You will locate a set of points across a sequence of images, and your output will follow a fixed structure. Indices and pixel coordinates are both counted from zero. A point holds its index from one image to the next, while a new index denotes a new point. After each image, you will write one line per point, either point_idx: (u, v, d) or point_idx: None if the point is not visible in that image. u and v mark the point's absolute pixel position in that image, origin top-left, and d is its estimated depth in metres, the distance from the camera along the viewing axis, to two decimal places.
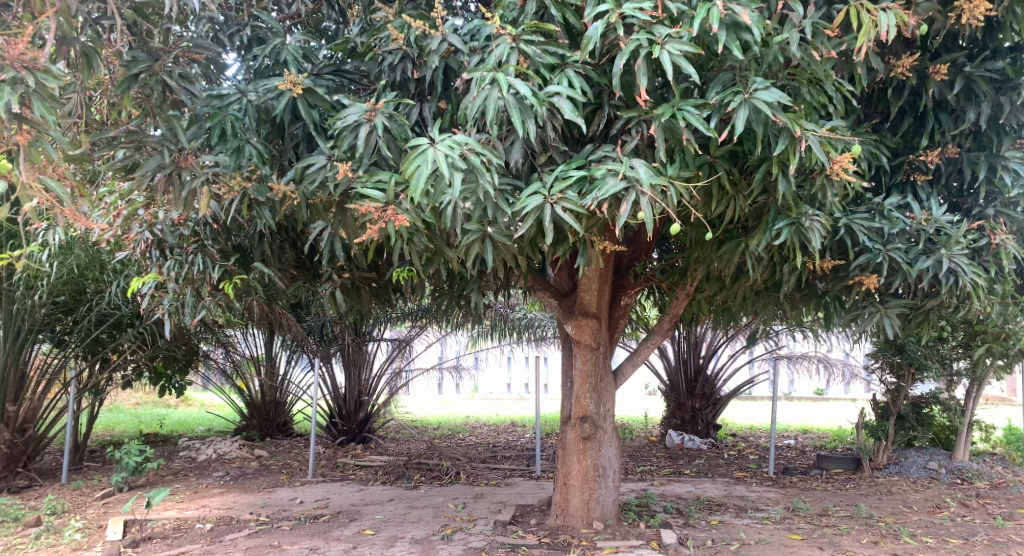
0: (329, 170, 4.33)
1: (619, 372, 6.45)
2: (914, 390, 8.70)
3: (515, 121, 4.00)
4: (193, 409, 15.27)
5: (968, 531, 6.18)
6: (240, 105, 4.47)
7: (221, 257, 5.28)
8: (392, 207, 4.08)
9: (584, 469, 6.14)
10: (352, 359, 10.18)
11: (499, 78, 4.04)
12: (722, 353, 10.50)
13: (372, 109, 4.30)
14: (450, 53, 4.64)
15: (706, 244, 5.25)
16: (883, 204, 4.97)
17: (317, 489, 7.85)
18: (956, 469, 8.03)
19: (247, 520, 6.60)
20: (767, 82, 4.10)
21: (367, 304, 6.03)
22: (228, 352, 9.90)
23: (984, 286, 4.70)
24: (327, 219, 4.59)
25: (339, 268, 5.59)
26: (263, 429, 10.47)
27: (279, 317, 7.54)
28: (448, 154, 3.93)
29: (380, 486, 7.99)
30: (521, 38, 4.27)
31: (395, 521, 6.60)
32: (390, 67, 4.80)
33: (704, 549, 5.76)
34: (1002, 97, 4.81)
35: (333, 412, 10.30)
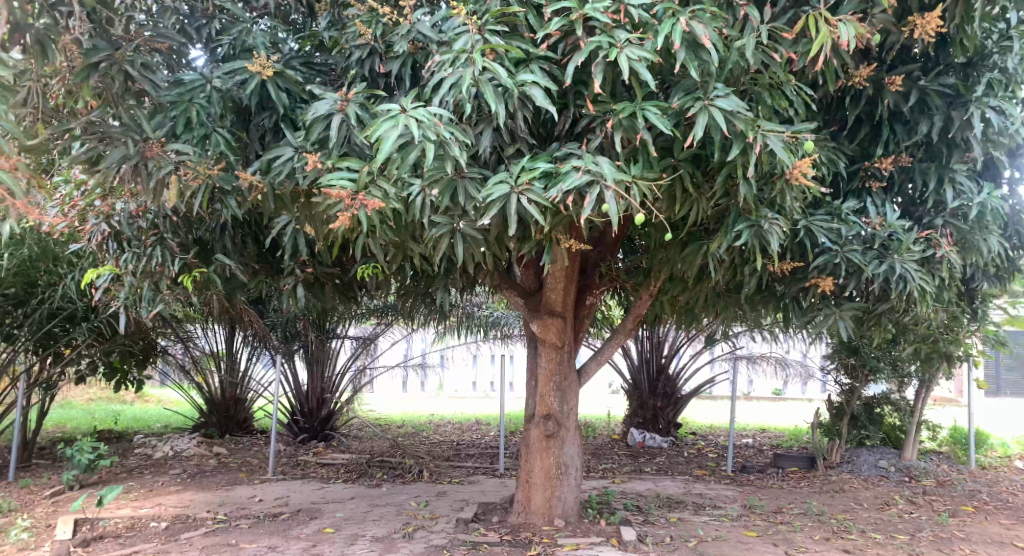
0: (297, 161, 4.41)
1: (584, 370, 6.55)
2: (866, 391, 8.90)
3: (488, 100, 4.10)
4: (149, 405, 15.09)
5: (914, 527, 6.36)
6: (206, 92, 4.52)
7: (180, 249, 5.19)
8: (363, 195, 4.06)
9: (547, 466, 6.21)
10: (316, 356, 10.14)
11: (475, 58, 4.13)
12: (684, 353, 10.63)
13: (344, 98, 4.37)
14: (416, 49, 4.69)
15: (670, 246, 5.38)
16: (842, 207, 5.13)
17: (277, 488, 7.81)
18: (905, 467, 8.25)
19: (205, 518, 6.58)
20: (727, 90, 4.25)
21: (331, 301, 6.06)
22: (188, 347, 9.77)
23: (932, 293, 4.86)
24: (294, 212, 4.63)
25: (302, 263, 5.56)
26: (222, 426, 10.42)
27: (241, 311, 7.52)
28: (422, 116, 3.98)
29: (341, 485, 7.98)
30: (485, 28, 4.34)
31: (356, 520, 6.61)
32: (359, 62, 4.88)
33: (663, 546, 5.87)
34: (954, 112, 4.97)
35: (295, 410, 10.27)
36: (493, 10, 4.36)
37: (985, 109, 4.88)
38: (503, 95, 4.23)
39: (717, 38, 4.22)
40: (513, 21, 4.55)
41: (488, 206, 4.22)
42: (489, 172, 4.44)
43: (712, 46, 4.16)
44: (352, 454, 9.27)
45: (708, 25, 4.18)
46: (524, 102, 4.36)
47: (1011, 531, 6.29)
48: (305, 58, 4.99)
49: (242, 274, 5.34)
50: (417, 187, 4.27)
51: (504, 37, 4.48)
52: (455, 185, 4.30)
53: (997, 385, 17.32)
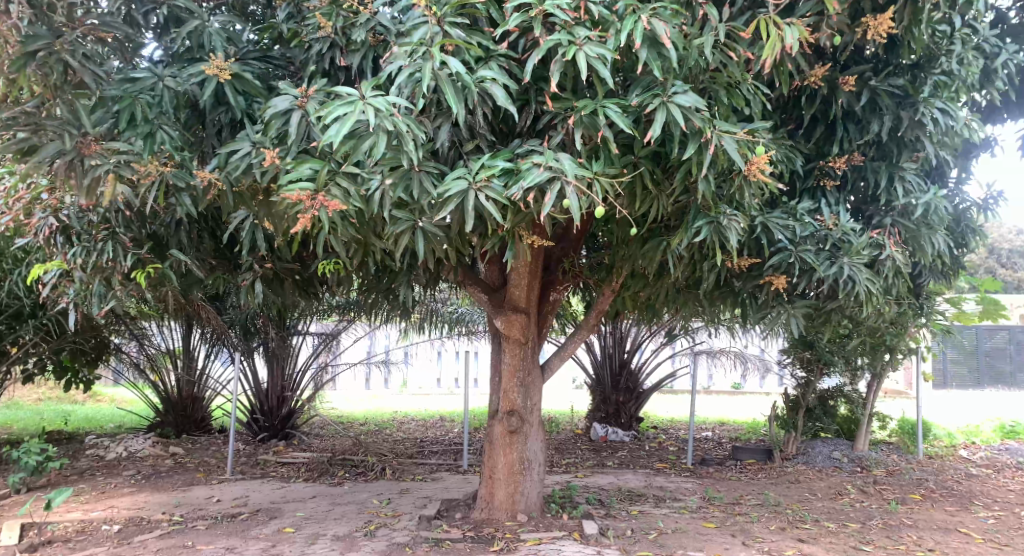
0: (254, 156, 4.37)
1: (547, 366, 6.62)
2: (821, 384, 8.99)
3: (444, 96, 4.15)
4: (102, 405, 14.86)
5: (865, 516, 6.53)
6: (156, 89, 4.45)
7: (134, 244, 5.12)
8: (322, 195, 4.08)
9: (510, 462, 6.26)
10: (277, 354, 10.04)
11: (434, 52, 4.15)
12: (645, 348, 10.76)
13: (304, 95, 4.37)
14: (377, 41, 4.73)
15: (631, 242, 5.45)
16: (797, 206, 5.25)
17: (236, 487, 7.76)
18: (857, 458, 8.45)
19: (160, 520, 6.53)
20: (686, 87, 4.31)
21: (291, 296, 6.04)
22: (143, 345, 9.80)
23: (882, 290, 5.00)
24: (253, 209, 4.61)
25: (261, 258, 5.55)
26: (179, 425, 10.29)
27: (199, 308, 7.46)
28: (381, 105, 4.03)
29: (302, 483, 7.96)
30: (446, 20, 4.38)
31: (316, 519, 6.61)
32: (319, 55, 4.87)
33: (624, 539, 5.96)
34: (903, 112, 5.11)
35: (254, 408, 10.22)
36: (453, 3, 4.39)
37: (933, 110, 5.06)
38: (462, 90, 4.25)
39: (677, 34, 4.28)
40: (474, 15, 4.57)
41: (445, 201, 4.26)
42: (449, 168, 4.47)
43: (672, 44, 4.23)
44: (313, 452, 9.24)
45: (668, 22, 4.25)
46: (485, 98, 4.41)
47: (956, 518, 6.49)
48: (263, 52, 4.97)
49: (198, 269, 5.28)
50: (377, 179, 4.26)
51: (465, 32, 4.49)
52: (411, 176, 4.30)
53: (945, 378, 17.79)
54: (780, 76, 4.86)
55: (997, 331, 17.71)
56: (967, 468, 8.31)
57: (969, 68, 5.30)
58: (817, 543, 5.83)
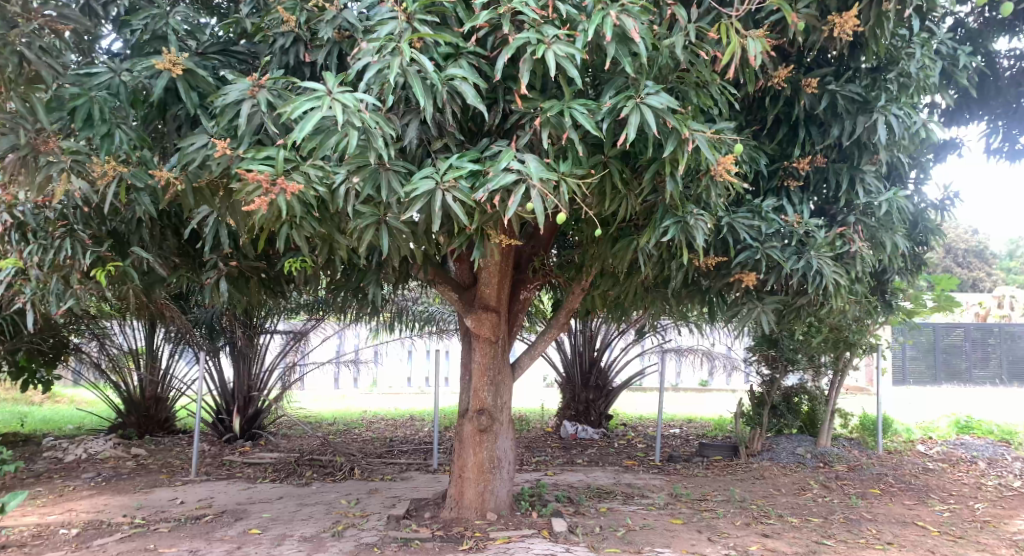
0: (209, 149, 4.34)
1: (517, 364, 6.64)
2: (785, 382, 9.19)
3: (413, 93, 4.14)
4: (61, 406, 14.65)
5: (827, 510, 6.64)
6: (111, 84, 4.42)
7: (93, 241, 5.03)
8: (281, 179, 4.02)
9: (479, 461, 6.27)
10: (242, 353, 9.98)
11: (403, 48, 4.15)
12: (615, 346, 10.85)
13: (256, 85, 4.34)
14: (342, 38, 4.70)
15: (600, 241, 5.47)
16: (762, 205, 5.32)
17: (200, 489, 7.71)
18: (820, 454, 8.58)
19: (120, 523, 6.46)
20: (656, 88, 4.36)
21: (257, 295, 6.01)
22: (104, 344, 9.65)
23: (845, 288, 5.08)
24: (214, 206, 4.56)
25: (225, 256, 5.52)
26: (142, 425, 10.18)
27: (161, 307, 7.44)
28: (347, 102, 4.02)
29: (268, 484, 7.92)
30: (415, 16, 4.36)
31: (283, 520, 6.58)
32: (282, 49, 4.83)
33: (592, 536, 6.00)
34: (864, 115, 5.20)
35: (220, 408, 10.13)
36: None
37: (888, 116, 5.13)
38: (430, 87, 4.26)
39: (644, 31, 4.32)
40: (442, 12, 4.59)
41: (412, 201, 4.26)
42: (414, 166, 4.46)
43: (640, 40, 4.25)
44: (280, 452, 9.17)
45: (636, 19, 4.27)
46: (453, 97, 4.39)
47: (913, 511, 6.63)
48: (225, 46, 4.94)
49: (161, 267, 5.21)
50: (342, 173, 4.25)
51: (433, 30, 4.49)
52: (379, 175, 4.33)
53: (904, 374, 18.11)
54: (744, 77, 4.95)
55: (953, 328, 18.09)
56: (924, 462, 8.48)
57: (928, 71, 5.41)
58: (780, 537, 5.92)
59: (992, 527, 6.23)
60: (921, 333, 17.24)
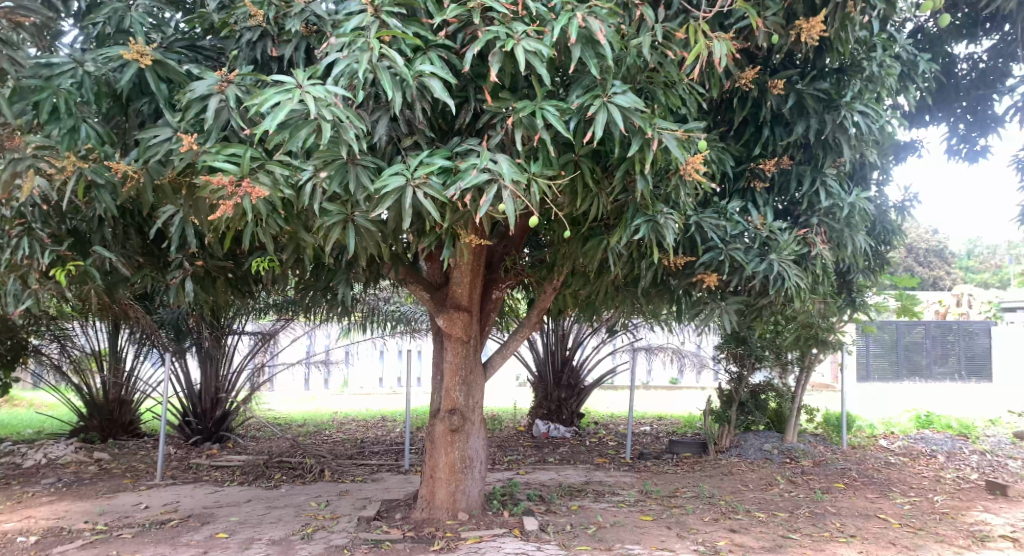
0: (173, 142, 4.32)
1: (489, 364, 6.66)
2: (753, 379, 9.30)
3: (384, 88, 4.15)
4: (21, 410, 14.42)
5: (793, 505, 6.75)
6: (76, 76, 4.41)
7: (52, 241, 4.95)
8: (246, 181, 4.05)
9: (451, 461, 6.28)
10: (209, 354, 9.89)
11: (372, 44, 4.16)
12: (587, 345, 10.91)
13: (224, 80, 4.36)
14: (310, 32, 4.70)
15: (571, 241, 5.51)
16: (727, 207, 5.40)
17: (166, 493, 7.64)
18: (786, 450, 8.71)
19: (82, 530, 6.39)
20: (623, 87, 4.41)
21: (223, 294, 5.96)
22: (65, 347, 9.43)
23: (808, 288, 5.18)
24: (177, 203, 4.50)
25: (191, 256, 5.46)
26: (105, 429, 10.03)
27: (125, 308, 7.41)
28: (319, 95, 4.01)
29: (236, 487, 7.87)
30: (382, 10, 4.36)
31: (251, 523, 6.55)
32: (249, 45, 4.81)
33: (563, 534, 6.05)
34: (828, 115, 5.28)
35: (187, 411, 10.03)
36: None
37: (854, 113, 5.23)
38: (400, 82, 4.26)
39: (612, 33, 4.36)
40: (413, 7, 4.60)
41: (382, 198, 4.24)
42: (384, 162, 4.45)
43: (606, 42, 4.29)
44: (248, 455, 9.10)
45: (603, 22, 4.32)
46: (423, 92, 4.39)
47: (875, 504, 6.76)
48: (191, 41, 4.94)
49: (123, 267, 5.14)
50: (309, 169, 4.25)
51: (402, 23, 4.49)
52: (348, 169, 4.30)
53: (868, 370, 18.36)
54: (711, 80, 5.02)
55: (914, 326, 18.43)
56: (886, 457, 8.64)
57: (889, 72, 5.51)
58: (747, 532, 6.00)
59: (950, 519, 6.37)
60: (883, 327, 17.54)
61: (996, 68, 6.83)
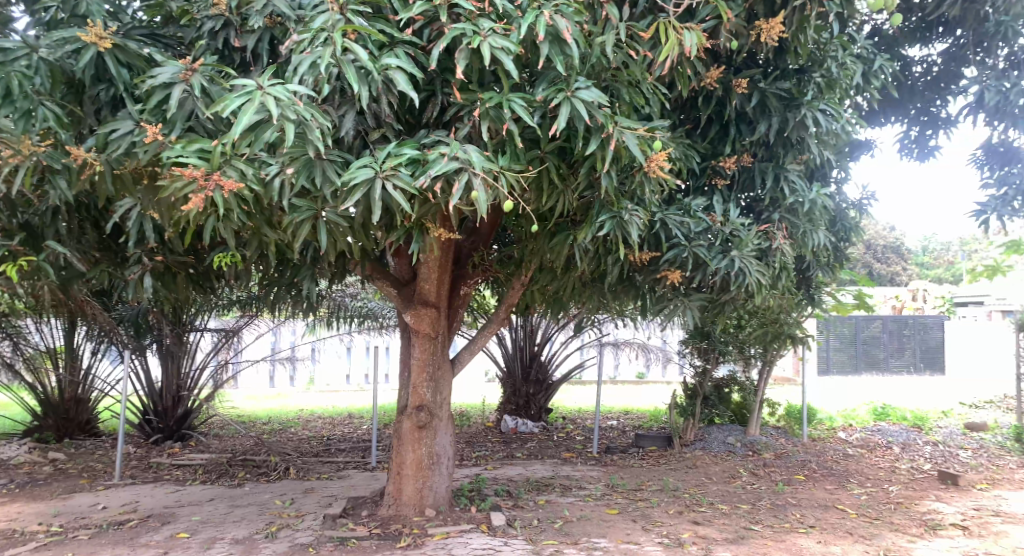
0: (135, 135, 4.27)
1: (457, 360, 6.67)
2: (717, 373, 9.43)
3: (349, 80, 4.14)
4: None
5: (755, 497, 6.86)
6: (30, 61, 4.32)
7: (4, 236, 4.82)
8: (217, 175, 4.03)
9: (418, 457, 6.29)
10: (170, 351, 9.81)
11: (337, 38, 4.14)
12: (555, 340, 10.98)
13: (189, 69, 4.28)
14: (274, 24, 4.68)
15: (539, 236, 5.54)
16: (692, 203, 5.46)
17: (124, 493, 7.55)
18: (749, 443, 8.84)
19: (35, 532, 6.29)
20: (587, 83, 4.45)
21: (184, 290, 5.92)
22: (18, 345, 9.28)
23: (769, 284, 5.27)
24: (136, 195, 4.52)
25: (150, 251, 5.41)
26: (61, 428, 9.90)
27: (81, 306, 7.34)
28: (280, 95, 3.96)
29: (198, 486, 7.81)
30: (346, 7, 4.33)
31: (214, 522, 6.50)
32: (211, 33, 4.81)
33: (530, 529, 6.09)
34: (790, 113, 5.37)
35: (148, 409, 9.94)
36: None
37: (815, 111, 5.32)
38: (365, 76, 4.27)
39: (577, 32, 4.39)
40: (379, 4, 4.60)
41: (351, 190, 4.23)
42: (351, 157, 4.45)
43: (573, 41, 4.33)
44: (210, 453, 9.02)
45: (569, 20, 4.35)
46: (389, 87, 4.39)
47: (834, 495, 6.89)
48: (152, 29, 4.86)
49: (79, 263, 5.07)
50: (276, 166, 4.23)
51: (367, 21, 4.48)
52: (314, 164, 4.28)
53: (828, 364, 18.77)
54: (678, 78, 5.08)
55: (872, 320, 18.80)
56: (845, 449, 8.81)
57: (847, 71, 5.62)
58: (710, 524, 6.09)
59: (905, 508, 6.52)
60: (841, 320, 17.92)
61: (950, 71, 6.98)
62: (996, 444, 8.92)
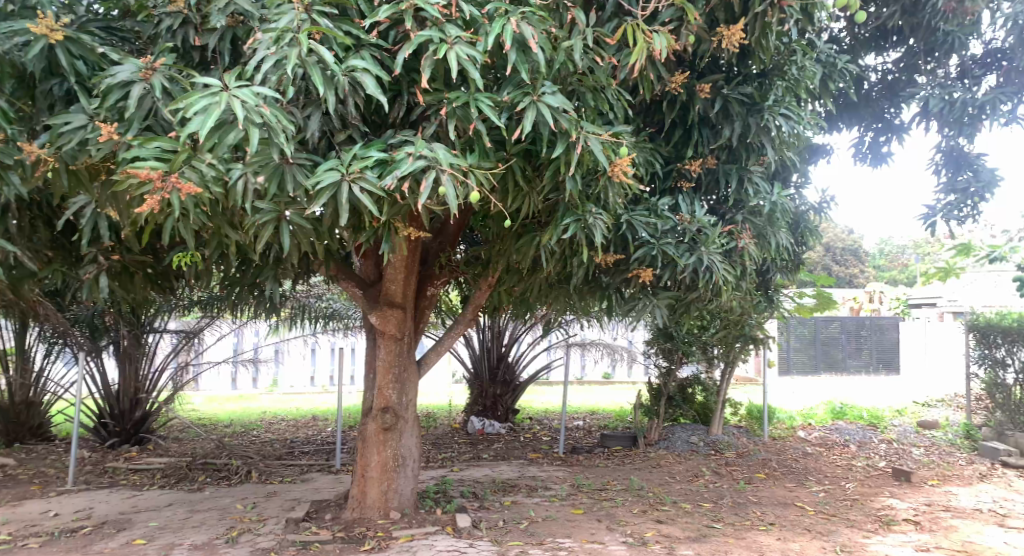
0: (89, 130, 4.26)
1: (424, 361, 6.69)
2: (681, 374, 9.55)
3: (315, 83, 4.16)
4: None
5: (717, 495, 6.97)
6: None
7: None
8: (175, 176, 3.99)
9: (383, 460, 6.29)
10: (128, 354, 9.62)
11: (301, 38, 4.16)
12: (523, 341, 11.03)
13: (150, 67, 4.28)
14: (236, 23, 4.67)
15: (506, 237, 5.58)
16: (658, 203, 5.54)
17: (78, 499, 7.45)
18: (712, 442, 8.97)
19: None
20: (553, 88, 4.51)
21: (141, 290, 5.85)
22: None
23: (734, 282, 5.38)
24: (92, 191, 4.51)
25: (105, 250, 5.34)
26: (12, 433, 9.68)
27: (34, 304, 7.29)
28: (246, 100, 3.99)
29: (156, 491, 7.73)
30: (312, 9, 4.38)
31: (172, 528, 6.45)
32: (170, 31, 4.79)
33: (495, 530, 6.13)
34: (752, 118, 5.49)
35: (104, 412, 9.75)
36: None
37: (776, 117, 5.48)
38: (330, 79, 4.29)
39: (543, 39, 4.45)
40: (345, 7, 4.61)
41: (318, 193, 4.25)
42: (317, 159, 4.45)
43: (538, 49, 4.38)
44: (169, 457, 8.92)
45: (535, 27, 4.42)
46: (355, 88, 4.41)
47: (793, 493, 7.03)
48: (108, 22, 4.85)
49: (30, 261, 4.99)
50: (238, 169, 4.18)
51: (333, 22, 4.49)
52: (281, 170, 4.29)
53: (788, 366, 19.20)
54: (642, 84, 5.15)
55: (831, 321, 19.20)
56: (804, 447, 8.99)
57: (808, 75, 5.74)
58: (673, 523, 6.19)
59: (861, 504, 6.67)
60: (802, 323, 18.24)
61: (902, 80, 7.17)
62: (947, 441, 9.17)
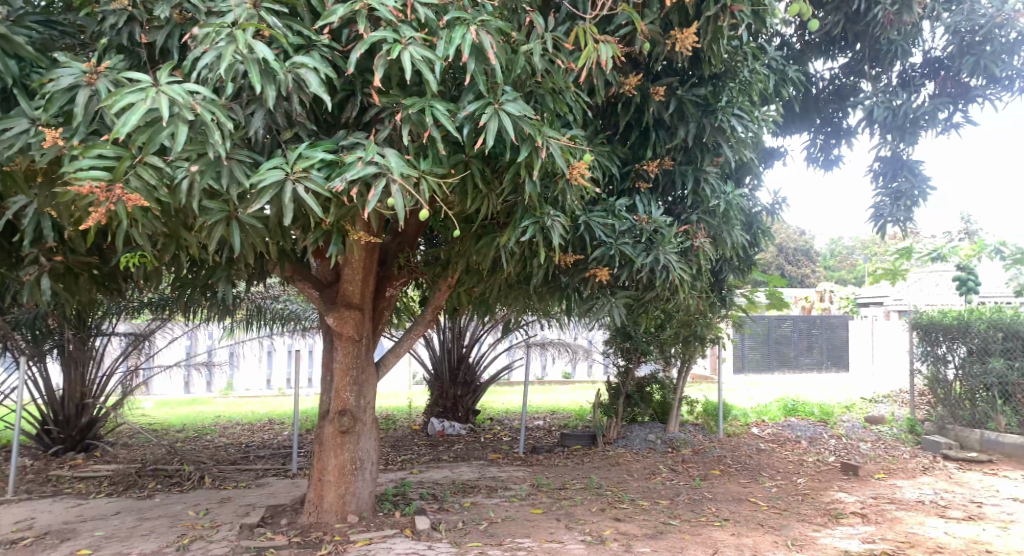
0: (31, 135, 4.16)
1: (382, 362, 6.68)
2: (639, 373, 9.67)
3: (252, 78, 4.11)
4: None
5: (673, 492, 7.09)
6: None
7: None
8: (121, 187, 3.94)
9: (341, 463, 6.27)
10: (73, 358, 9.41)
11: (238, 35, 4.10)
12: (484, 342, 11.05)
13: (94, 72, 4.19)
14: (183, 20, 4.60)
15: (466, 238, 5.61)
16: (616, 203, 5.63)
17: (20, 509, 7.28)
18: (669, 439, 9.10)
19: None
20: (513, 95, 4.56)
21: (88, 292, 5.76)
22: None
23: (690, 280, 5.50)
24: (31, 194, 4.44)
25: (48, 250, 5.23)
26: None
27: None
28: (174, 95, 3.96)
29: (103, 499, 7.59)
30: (260, 4, 4.37)
31: (119, 537, 6.34)
32: (115, 29, 4.71)
33: (454, 531, 6.14)
34: (706, 120, 5.61)
35: (47, 419, 9.53)
36: None
37: (730, 118, 5.60)
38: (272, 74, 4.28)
39: (501, 47, 4.50)
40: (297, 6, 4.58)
41: (261, 191, 4.20)
42: (261, 157, 4.43)
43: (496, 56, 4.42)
44: (117, 464, 8.74)
45: (493, 35, 4.45)
46: (300, 86, 4.36)
47: (747, 489, 7.17)
48: (47, 16, 4.77)
49: None
50: (183, 169, 4.15)
51: (283, 20, 4.48)
52: (220, 165, 4.23)
53: (743, 363, 19.26)
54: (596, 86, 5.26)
55: (782, 320, 19.44)
56: (757, 443, 9.17)
57: (760, 78, 5.85)
58: (630, 521, 6.27)
59: (812, 499, 6.84)
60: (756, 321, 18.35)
61: (848, 86, 7.39)
62: (893, 436, 9.44)
